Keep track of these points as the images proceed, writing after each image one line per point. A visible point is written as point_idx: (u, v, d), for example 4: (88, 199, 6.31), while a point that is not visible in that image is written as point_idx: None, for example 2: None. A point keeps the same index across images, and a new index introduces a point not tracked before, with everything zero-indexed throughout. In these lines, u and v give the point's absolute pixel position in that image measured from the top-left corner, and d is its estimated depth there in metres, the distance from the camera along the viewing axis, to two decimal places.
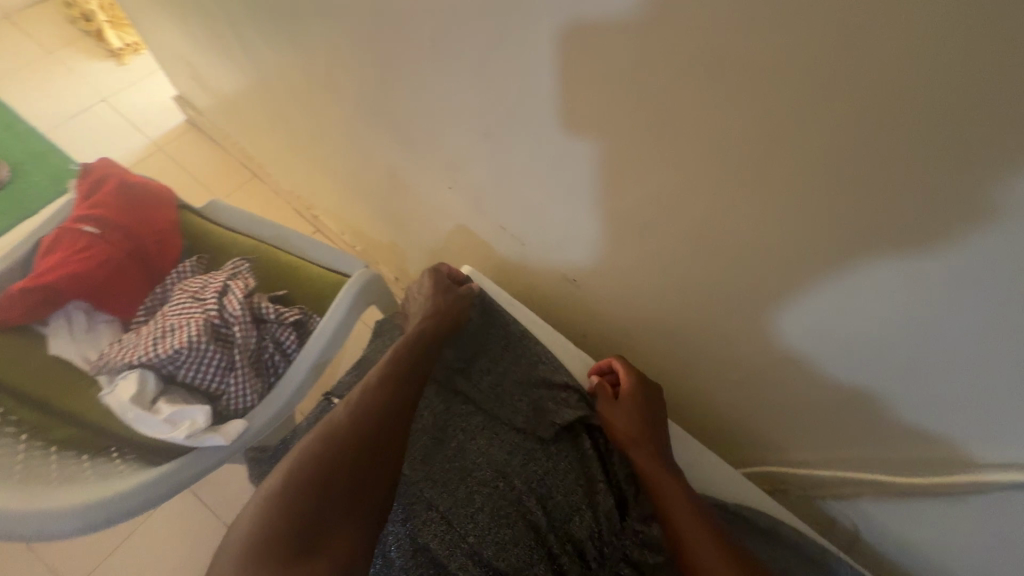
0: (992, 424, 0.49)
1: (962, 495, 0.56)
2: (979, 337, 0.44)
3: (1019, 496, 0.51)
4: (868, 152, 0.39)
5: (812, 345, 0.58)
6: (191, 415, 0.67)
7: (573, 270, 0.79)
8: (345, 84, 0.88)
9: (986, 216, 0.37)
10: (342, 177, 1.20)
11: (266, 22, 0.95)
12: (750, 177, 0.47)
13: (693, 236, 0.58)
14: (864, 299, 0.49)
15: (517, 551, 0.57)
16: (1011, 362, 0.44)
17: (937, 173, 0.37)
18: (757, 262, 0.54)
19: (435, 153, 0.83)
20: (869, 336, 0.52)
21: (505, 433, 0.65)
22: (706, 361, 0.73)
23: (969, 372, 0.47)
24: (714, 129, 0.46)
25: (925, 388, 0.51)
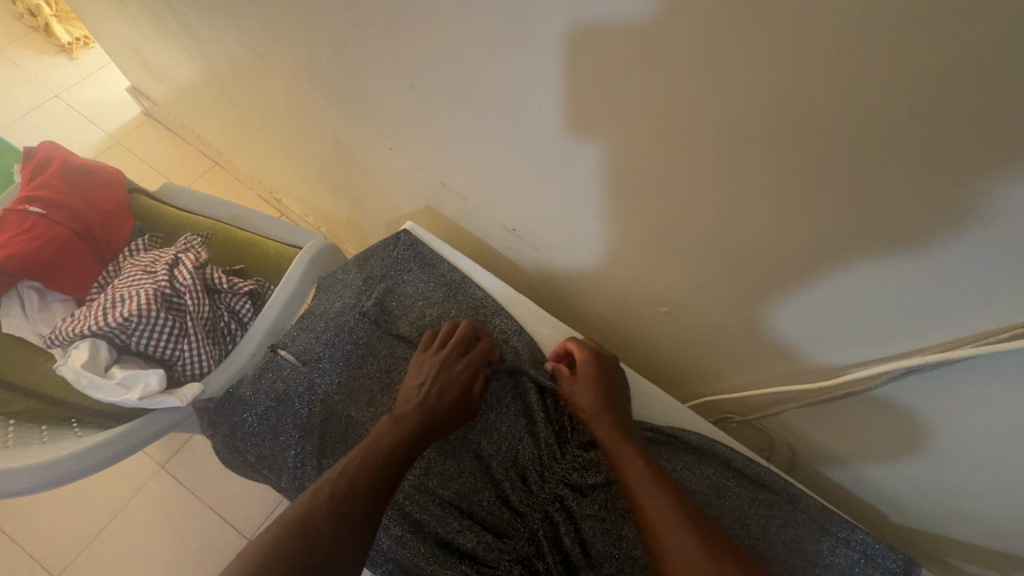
0: (878, 323, 0.53)
1: (864, 392, 0.60)
2: (861, 241, 0.47)
3: (910, 385, 0.56)
4: (730, 62, 0.41)
5: (726, 267, 0.61)
6: (144, 377, 0.68)
7: (513, 223, 0.82)
8: (283, 56, 0.89)
9: (839, 115, 0.40)
10: (296, 155, 1.21)
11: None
12: (641, 100, 0.50)
13: (608, 173, 0.60)
14: (759, 213, 0.52)
15: (462, 479, 0.61)
16: (898, 263, 0.46)
17: (788, 76, 0.40)
18: (664, 188, 0.57)
19: (374, 117, 0.85)
20: (770, 251, 0.55)
21: None
22: (640, 298, 0.76)
23: (861, 274, 0.50)
24: (602, 55, 0.48)
25: (822, 298, 0.55)
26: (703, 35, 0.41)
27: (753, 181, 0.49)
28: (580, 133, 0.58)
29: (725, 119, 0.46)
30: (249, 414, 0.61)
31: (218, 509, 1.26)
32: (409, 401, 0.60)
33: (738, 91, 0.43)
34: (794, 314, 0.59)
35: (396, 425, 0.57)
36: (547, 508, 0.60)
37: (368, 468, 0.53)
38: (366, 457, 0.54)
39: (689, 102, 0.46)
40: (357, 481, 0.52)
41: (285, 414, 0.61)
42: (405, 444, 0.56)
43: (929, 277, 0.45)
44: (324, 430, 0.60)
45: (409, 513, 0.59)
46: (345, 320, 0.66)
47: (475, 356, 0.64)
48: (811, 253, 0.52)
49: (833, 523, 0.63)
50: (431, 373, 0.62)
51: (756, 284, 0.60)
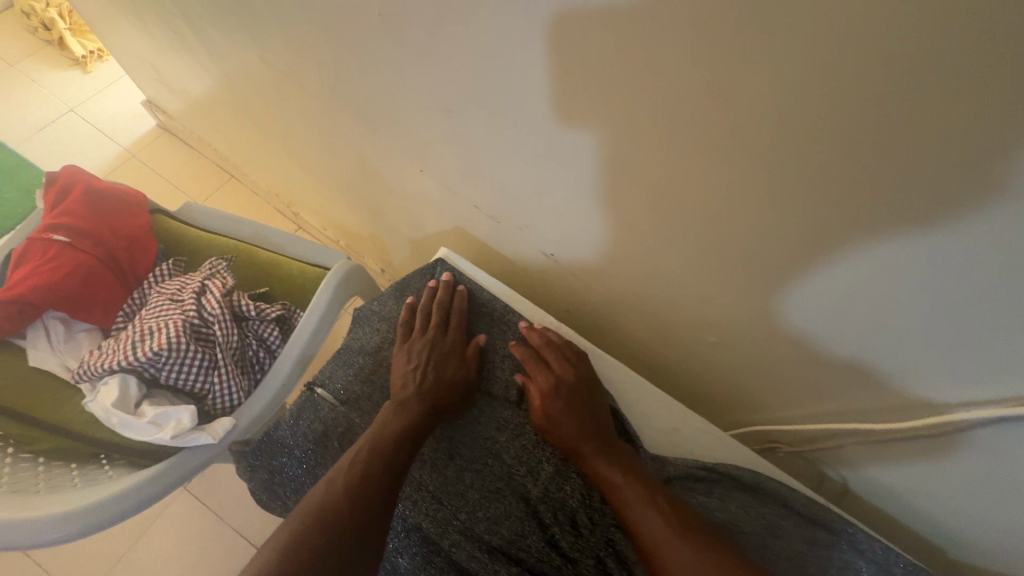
0: (955, 369, 0.50)
1: (935, 436, 0.57)
2: (951, 288, 0.43)
3: (991, 436, 0.52)
4: (819, 103, 0.38)
5: (785, 304, 0.58)
6: (176, 415, 0.66)
7: (550, 247, 0.79)
8: (308, 74, 0.87)
9: (949, 160, 0.36)
10: (317, 171, 1.19)
11: (221, 14, 0.93)
12: (708, 138, 0.46)
13: (660, 204, 0.57)
14: (832, 252, 0.48)
15: (509, 523, 0.58)
16: (995, 314, 0.43)
17: (887, 122, 0.36)
18: (723, 222, 0.54)
19: (404, 139, 0.82)
20: (834, 292, 0.52)
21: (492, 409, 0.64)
22: (685, 328, 0.73)
23: (941, 317, 0.47)
24: (667, 92, 0.45)
25: (890, 337, 0.52)
26: (791, 75, 0.38)
27: (830, 223, 0.46)
28: (632, 164, 0.55)
29: (804, 158, 0.42)
30: (287, 458, 0.58)
31: (243, 530, 1.25)
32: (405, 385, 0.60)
33: (825, 132, 0.40)
34: (843, 342, 0.57)
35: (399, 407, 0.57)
36: (600, 553, 0.57)
37: (377, 455, 0.52)
38: (376, 441, 0.53)
39: (764, 141, 0.43)
40: (371, 464, 0.51)
41: (325, 456, 0.58)
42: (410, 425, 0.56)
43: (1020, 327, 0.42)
44: None
45: (456, 560, 0.56)
46: (383, 355, 0.64)
47: (460, 339, 0.66)
48: (886, 299, 0.48)
49: (898, 567, 0.59)
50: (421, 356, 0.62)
51: (817, 321, 0.57)
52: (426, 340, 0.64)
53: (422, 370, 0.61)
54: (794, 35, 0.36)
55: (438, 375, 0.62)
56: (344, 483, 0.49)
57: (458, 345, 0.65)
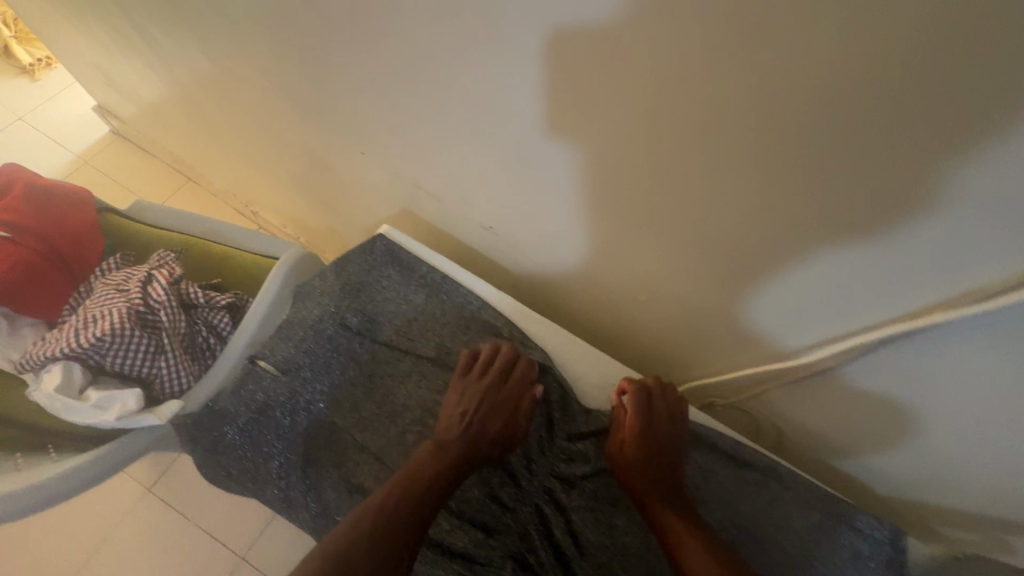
0: (848, 300, 0.53)
1: (842, 364, 0.60)
2: (832, 214, 0.46)
3: (886, 357, 0.56)
4: (690, 46, 0.41)
5: (700, 254, 0.60)
6: (120, 398, 0.67)
7: (490, 220, 0.81)
8: (248, 64, 0.88)
9: (804, 91, 0.39)
10: (269, 165, 1.20)
11: (158, 8, 0.93)
12: (607, 90, 0.49)
13: (577, 165, 0.60)
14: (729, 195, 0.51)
15: None
16: (877, 237, 0.46)
17: (749, 56, 0.39)
18: (632, 177, 0.57)
19: (344, 122, 0.84)
20: (737, 236, 0.55)
21: (430, 372, 0.65)
22: (621, 290, 0.76)
23: (835, 248, 0.49)
24: (562, 48, 0.48)
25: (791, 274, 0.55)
26: (661, 18, 0.41)
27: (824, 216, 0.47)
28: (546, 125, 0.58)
29: (687, 104, 0.45)
30: (229, 427, 0.60)
31: (209, 529, 1.24)
32: (449, 429, 0.59)
33: (701, 73, 0.43)
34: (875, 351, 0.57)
35: (438, 453, 0.57)
36: (538, 502, 0.61)
37: (407, 502, 0.53)
38: (409, 491, 0.54)
39: (652, 88, 0.46)
40: (399, 518, 0.52)
41: (268, 424, 0.60)
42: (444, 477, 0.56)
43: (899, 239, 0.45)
44: (308, 439, 0.61)
45: None
46: (322, 326, 0.66)
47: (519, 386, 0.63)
48: (782, 236, 0.51)
49: (812, 496, 0.65)
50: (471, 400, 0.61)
51: (728, 268, 0.59)
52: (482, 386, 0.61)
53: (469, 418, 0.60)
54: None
55: (485, 425, 0.60)
56: (368, 531, 0.50)
57: (516, 394, 0.62)
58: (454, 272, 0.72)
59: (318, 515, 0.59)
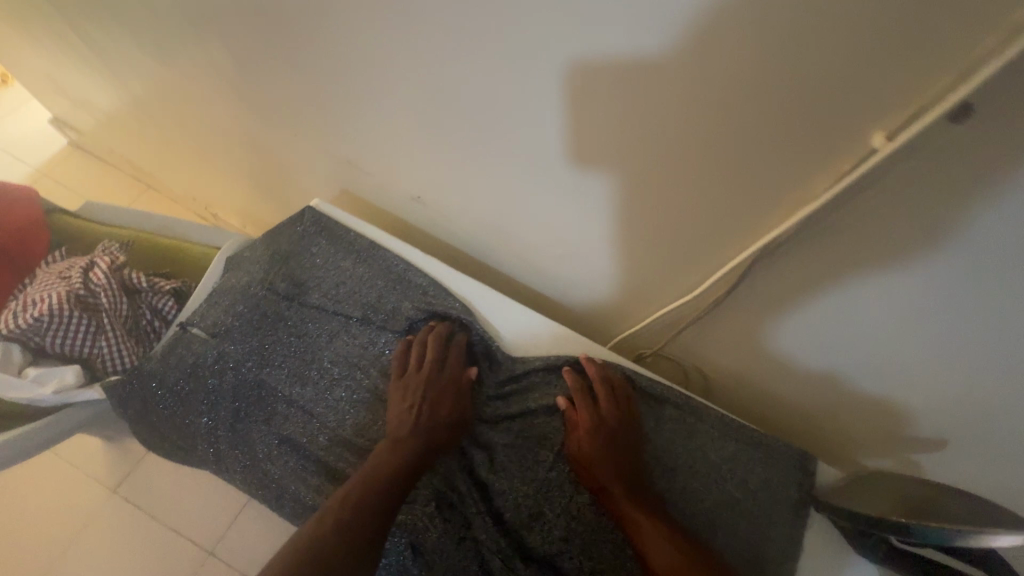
0: (720, 231, 0.57)
1: (727, 298, 0.64)
2: (690, 135, 0.49)
3: (765, 284, 0.58)
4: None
5: (596, 199, 0.64)
6: (59, 373, 0.70)
7: (417, 189, 0.84)
8: (182, 54, 0.92)
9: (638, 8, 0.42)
10: (219, 160, 1.22)
11: (92, 6, 0.96)
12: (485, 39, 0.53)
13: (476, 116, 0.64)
14: (601, 131, 0.55)
15: (376, 427, 0.63)
16: (731, 156, 0.49)
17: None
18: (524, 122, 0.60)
19: (275, 103, 0.87)
20: (621, 172, 0.58)
21: (357, 331, 0.68)
22: (540, 250, 0.80)
23: (700, 174, 0.52)
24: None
25: (671, 211, 0.58)
26: None
27: (743, 177, 0.49)
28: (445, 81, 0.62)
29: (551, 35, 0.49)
30: (161, 388, 0.63)
31: (175, 524, 1.24)
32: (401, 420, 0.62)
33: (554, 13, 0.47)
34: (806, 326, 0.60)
35: (394, 449, 0.60)
36: (463, 442, 0.66)
37: (371, 492, 0.56)
38: (373, 484, 0.57)
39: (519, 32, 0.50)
40: (367, 508, 0.55)
41: (198, 384, 0.63)
42: (402, 468, 0.59)
43: (739, 157, 0.49)
44: (237, 395, 0.63)
45: (326, 461, 0.62)
46: (251, 292, 0.69)
47: (455, 372, 0.67)
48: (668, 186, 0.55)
49: (720, 421, 0.70)
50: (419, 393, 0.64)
51: (619, 209, 0.63)
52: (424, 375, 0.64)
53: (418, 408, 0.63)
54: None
55: (433, 413, 0.63)
56: (335, 529, 0.53)
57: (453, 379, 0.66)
58: (375, 235, 0.75)
59: (251, 467, 0.62)
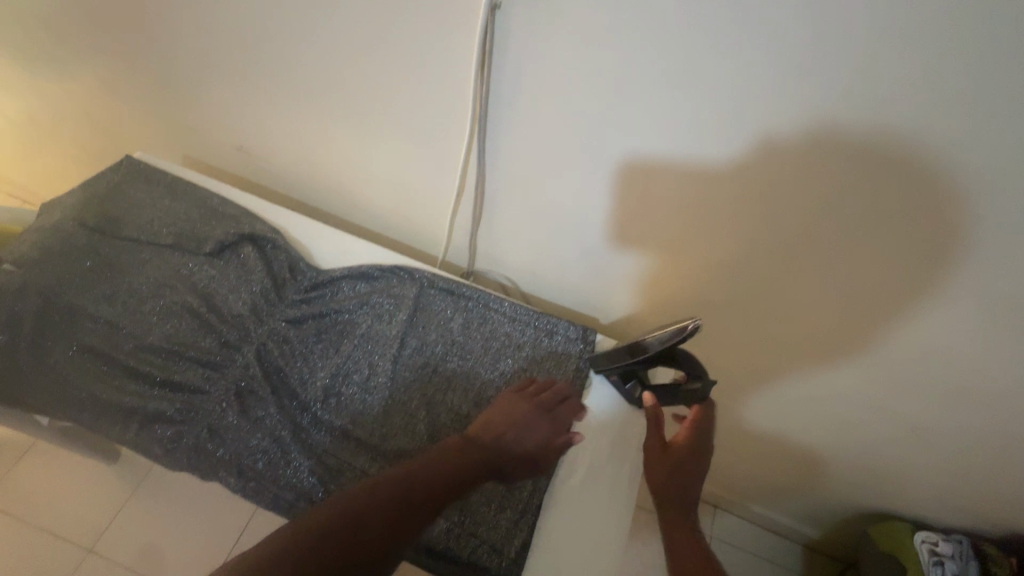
0: (456, 117, 0.67)
1: (489, 187, 0.74)
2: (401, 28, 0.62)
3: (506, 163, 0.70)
4: None
5: (369, 111, 0.73)
6: None
7: (237, 142, 0.90)
8: (9, 38, 0.96)
9: None
10: (71, 158, 1.23)
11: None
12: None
13: (258, 42, 0.73)
14: (343, 29, 0.65)
15: (182, 332, 0.69)
16: (434, 43, 0.61)
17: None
18: (292, 40, 0.70)
19: (102, 77, 0.92)
20: (376, 79, 0.69)
21: (169, 257, 0.74)
22: (353, 187, 0.86)
23: (424, 65, 0.64)
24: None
25: (420, 105, 0.69)
26: None
27: (802, 171, 0.55)
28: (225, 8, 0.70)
29: None
30: None
31: None
32: (489, 436, 0.62)
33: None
34: (807, 304, 0.68)
35: (468, 457, 0.59)
36: (264, 341, 0.70)
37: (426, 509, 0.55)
38: (429, 496, 0.55)
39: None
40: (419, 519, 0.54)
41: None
42: (461, 487, 0.58)
43: (439, 30, 0.60)
44: (37, 316, 0.67)
45: (127, 364, 0.66)
46: (63, 226, 0.74)
47: (553, 398, 0.67)
48: (723, 209, 0.62)
49: (520, 311, 0.77)
50: (509, 414, 0.64)
51: (385, 115, 0.72)
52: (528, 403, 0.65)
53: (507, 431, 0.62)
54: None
55: (517, 439, 0.62)
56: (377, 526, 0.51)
57: (553, 408, 0.66)
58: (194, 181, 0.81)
59: (49, 381, 0.65)
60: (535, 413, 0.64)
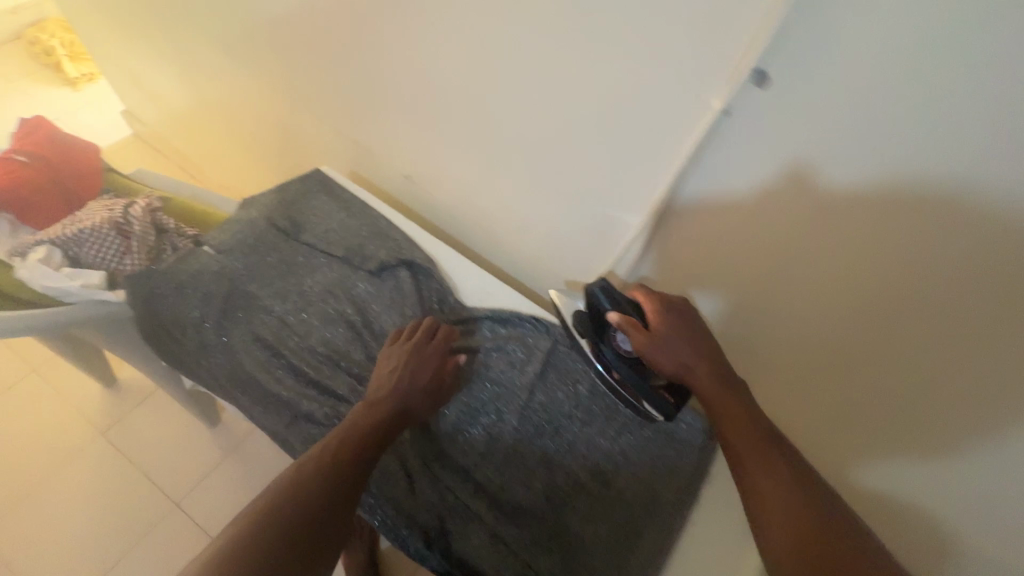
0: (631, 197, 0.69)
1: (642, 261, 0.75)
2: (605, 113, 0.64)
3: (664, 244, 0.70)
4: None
5: (543, 171, 0.77)
6: (87, 274, 0.84)
7: (406, 170, 0.98)
8: (239, 50, 1.11)
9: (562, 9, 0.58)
10: (253, 150, 1.41)
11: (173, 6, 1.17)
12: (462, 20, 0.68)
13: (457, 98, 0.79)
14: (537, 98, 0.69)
15: (338, 340, 0.75)
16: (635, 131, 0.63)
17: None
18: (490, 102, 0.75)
19: (305, 94, 1.05)
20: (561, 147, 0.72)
21: (338, 268, 0.81)
22: (505, 227, 0.90)
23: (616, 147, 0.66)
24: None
25: (592, 175, 0.71)
26: None
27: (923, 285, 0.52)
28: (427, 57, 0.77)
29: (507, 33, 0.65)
30: (164, 283, 0.75)
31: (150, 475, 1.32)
32: (383, 385, 0.67)
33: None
34: (834, 305, 0.60)
35: (374, 409, 0.64)
36: None
37: (353, 443, 0.60)
38: (356, 436, 0.61)
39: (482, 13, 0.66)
40: (356, 459, 0.59)
41: (195, 284, 0.76)
42: (375, 426, 0.63)
43: (641, 122, 0.61)
44: (225, 298, 0.75)
45: (290, 360, 0.73)
46: (256, 222, 0.83)
47: (441, 348, 0.72)
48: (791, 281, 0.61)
49: None
50: (400, 361, 0.69)
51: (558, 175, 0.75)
52: (414, 349, 0.70)
53: (399, 373, 0.68)
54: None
55: (413, 379, 0.68)
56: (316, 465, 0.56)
57: (437, 352, 0.71)
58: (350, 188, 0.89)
59: (223, 359, 0.73)
60: (419, 351, 0.70)
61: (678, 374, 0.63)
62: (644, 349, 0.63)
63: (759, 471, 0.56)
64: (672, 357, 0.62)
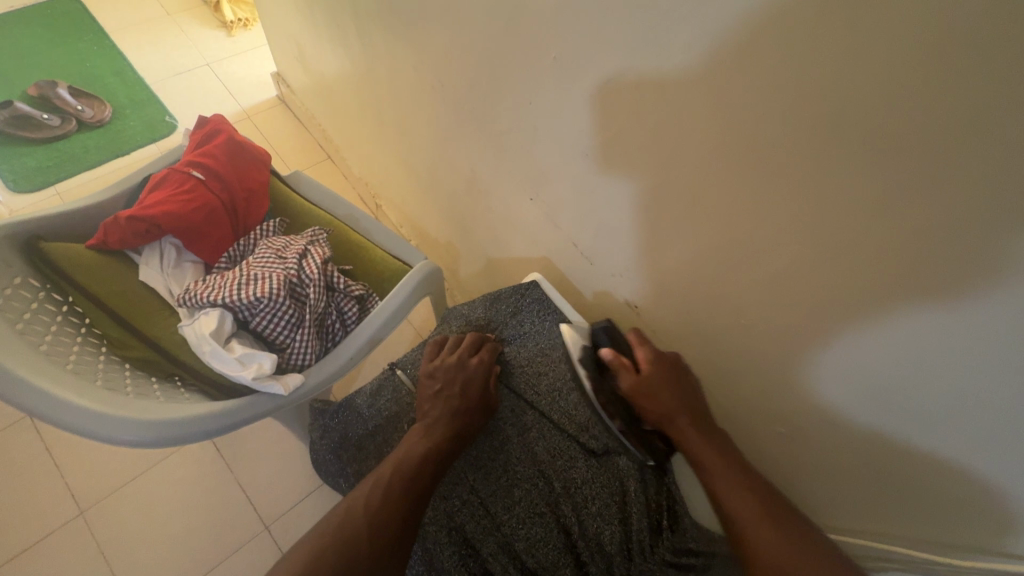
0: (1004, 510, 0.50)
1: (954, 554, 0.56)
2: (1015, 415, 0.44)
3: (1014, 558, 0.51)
4: (987, 239, 0.38)
5: (875, 427, 0.57)
6: (259, 359, 0.72)
7: (635, 297, 0.79)
8: (450, 85, 0.91)
9: None
10: (417, 171, 1.24)
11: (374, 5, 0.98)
12: (854, 231, 0.46)
13: (770, 285, 0.57)
14: (932, 357, 0.47)
15: (547, 550, 0.59)
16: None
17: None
18: (832, 322, 0.54)
19: (523, 166, 0.85)
20: (916, 414, 0.52)
21: (550, 433, 0.67)
22: (760, 408, 0.70)
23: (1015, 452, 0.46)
24: (818, 167, 0.45)
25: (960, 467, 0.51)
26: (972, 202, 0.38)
27: None
28: (750, 225, 0.54)
29: (940, 291, 0.43)
30: (361, 428, 0.65)
31: (248, 490, 1.26)
32: (431, 405, 0.63)
33: (983, 249, 0.39)
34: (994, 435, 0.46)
35: (423, 431, 0.60)
36: None
37: (403, 476, 0.55)
38: (408, 465, 0.56)
39: (909, 245, 0.43)
40: (404, 487, 0.55)
41: (393, 435, 0.64)
42: (434, 452, 0.58)
43: None
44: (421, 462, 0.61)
45: (491, 570, 0.59)
46: (465, 338, 0.72)
47: (486, 358, 0.68)
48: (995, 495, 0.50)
49: None
50: (447, 374, 0.65)
51: (905, 429, 0.54)
52: (456, 360, 0.67)
53: (448, 384, 0.64)
54: (980, 149, 0.36)
55: (464, 391, 0.64)
56: (371, 501, 0.53)
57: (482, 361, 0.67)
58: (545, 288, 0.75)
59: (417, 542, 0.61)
60: (463, 362, 0.67)
61: (660, 421, 0.62)
62: (636, 395, 0.63)
63: (723, 492, 0.55)
64: (661, 404, 0.61)
